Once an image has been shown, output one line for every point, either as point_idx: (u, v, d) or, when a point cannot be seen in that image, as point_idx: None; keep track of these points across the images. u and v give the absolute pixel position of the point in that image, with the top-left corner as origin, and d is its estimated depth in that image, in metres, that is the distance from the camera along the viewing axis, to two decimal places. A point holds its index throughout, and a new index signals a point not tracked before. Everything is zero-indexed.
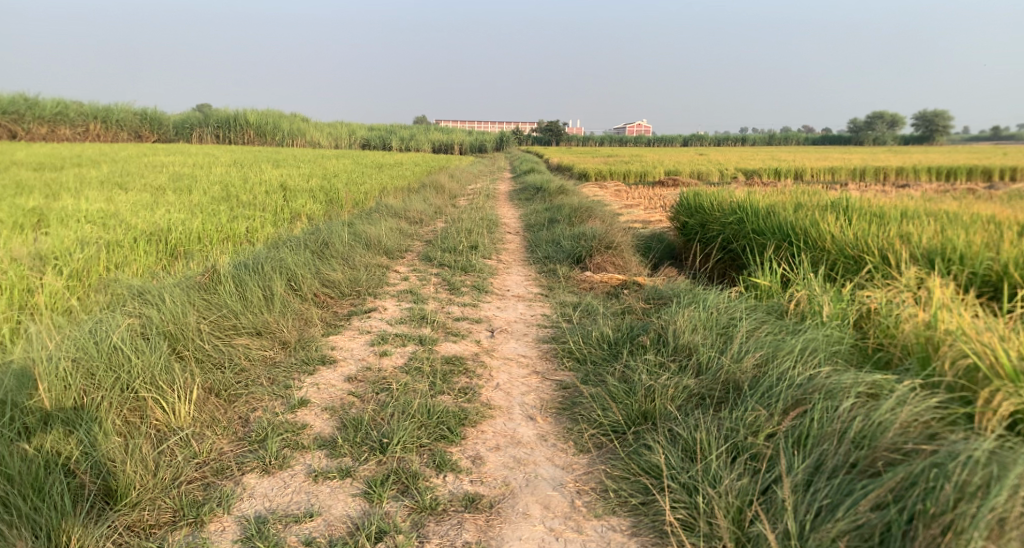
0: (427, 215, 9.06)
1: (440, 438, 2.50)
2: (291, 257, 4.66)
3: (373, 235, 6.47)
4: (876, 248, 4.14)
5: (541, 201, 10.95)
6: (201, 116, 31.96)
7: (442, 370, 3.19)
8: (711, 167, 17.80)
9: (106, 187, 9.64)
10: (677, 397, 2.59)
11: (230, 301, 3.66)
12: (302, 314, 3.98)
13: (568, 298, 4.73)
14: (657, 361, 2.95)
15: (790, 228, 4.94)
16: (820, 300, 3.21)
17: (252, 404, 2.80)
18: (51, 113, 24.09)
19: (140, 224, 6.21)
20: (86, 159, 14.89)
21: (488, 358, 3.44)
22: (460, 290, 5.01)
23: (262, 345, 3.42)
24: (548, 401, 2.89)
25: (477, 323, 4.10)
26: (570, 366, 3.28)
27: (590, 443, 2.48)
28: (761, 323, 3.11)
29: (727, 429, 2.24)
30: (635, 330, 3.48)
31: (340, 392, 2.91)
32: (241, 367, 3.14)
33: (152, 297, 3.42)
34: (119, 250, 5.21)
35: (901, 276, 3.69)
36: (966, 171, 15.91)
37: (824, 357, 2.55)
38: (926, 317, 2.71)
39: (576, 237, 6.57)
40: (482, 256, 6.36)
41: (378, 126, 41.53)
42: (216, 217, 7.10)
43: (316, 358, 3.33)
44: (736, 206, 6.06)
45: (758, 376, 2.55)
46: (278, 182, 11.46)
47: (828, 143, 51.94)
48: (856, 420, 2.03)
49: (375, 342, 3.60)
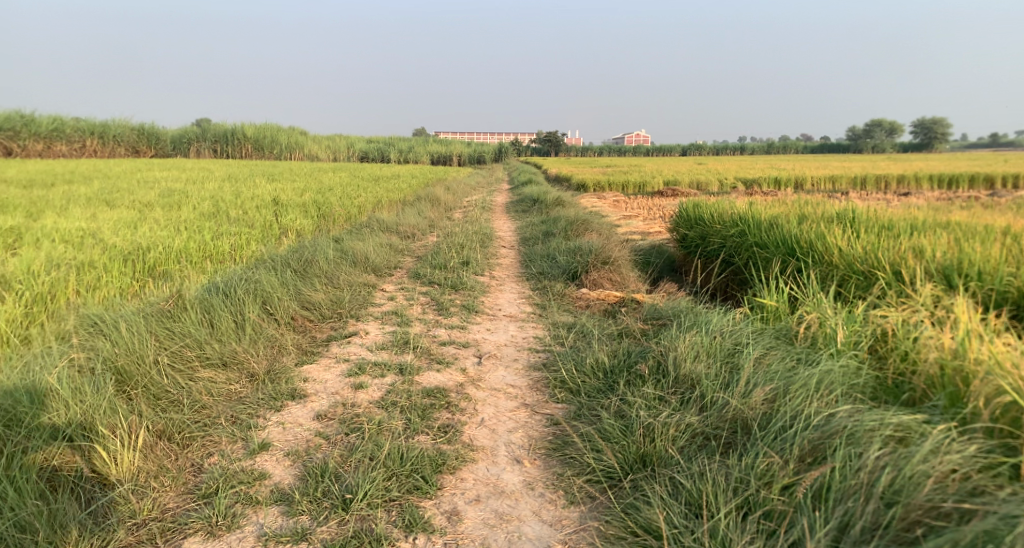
0: (420, 229, 8.81)
1: (413, 490, 2.22)
2: (268, 277, 4.38)
3: (360, 252, 6.21)
4: (888, 263, 3.88)
5: (538, 213, 10.72)
6: (199, 130, 31.86)
7: (422, 405, 2.91)
8: (711, 176, 17.58)
9: (93, 204, 9.42)
10: (678, 439, 2.31)
11: (195, 328, 3.39)
12: (275, 341, 3.71)
13: (562, 319, 4.46)
14: (655, 394, 2.67)
15: (794, 241, 4.69)
16: (833, 324, 2.95)
17: (208, 449, 2.54)
18: (48, 129, 24.03)
19: (117, 243, 5.96)
20: (78, 175, 14.67)
21: (474, 389, 3.16)
22: (448, 310, 4.73)
23: (227, 380, 3.14)
24: (537, 440, 2.61)
25: (464, 348, 3.83)
26: (561, 398, 3.00)
27: (581, 493, 2.21)
28: (771, 351, 2.84)
29: (736, 480, 1.95)
30: (632, 357, 3.21)
31: (306, 433, 2.65)
32: (201, 404, 2.87)
33: (108, 326, 3.19)
34: (91, 272, 4.96)
35: (916, 294, 3.43)
36: (968, 179, 15.70)
37: (842, 393, 2.27)
38: (952, 343, 2.45)
39: (572, 252, 6.32)
40: (474, 272, 6.09)
41: (377, 139, 41.50)
42: (200, 235, 6.85)
43: (285, 392, 3.06)
44: (737, 218, 5.81)
45: (769, 414, 2.27)
46: (269, 196, 11.22)
47: (827, 151, 51.88)
48: (886, 470, 1.75)
49: (351, 373, 3.32)
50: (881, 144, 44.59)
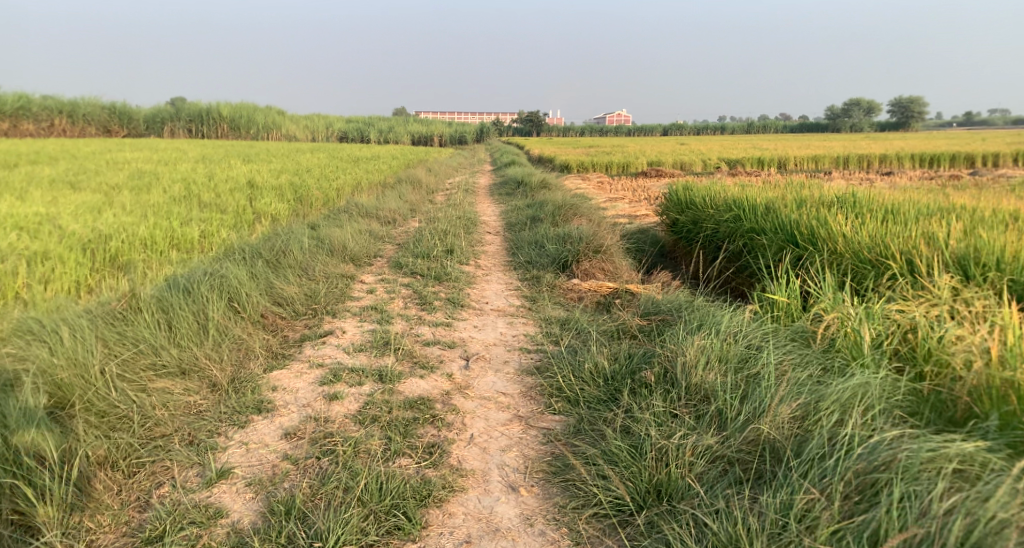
0: (401, 214, 8.43)
1: (393, 531, 1.95)
2: (235, 270, 4.00)
3: (338, 239, 5.84)
4: (899, 251, 3.63)
5: (522, 196, 10.38)
6: (172, 108, 30.77)
7: (404, 420, 2.61)
8: (694, 156, 17.28)
9: (55, 187, 8.89)
10: (696, 464, 2.05)
11: (150, 333, 3.02)
12: (241, 343, 3.35)
13: (554, 314, 4.16)
14: (665, 408, 2.40)
15: (794, 227, 4.42)
16: (857, 326, 2.67)
17: (156, 478, 2.21)
18: (13, 107, 23.11)
19: (74, 231, 5.53)
20: (45, 156, 13.99)
21: (462, 399, 2.86)
22: (432, 304, 4.40)
23: (185, 391, 2.79)
24: (535, 462, 2.33)
25: (449, 349, 3.52)
26: (559, 409, 2.71)
27: (587, 531, 1.96)
28: (790, 357, 2.58)
29: (772, 522, 1.72)
30: (635, 362, 2.92)
31: (272, 456, 2.33)
32: (154, 421, 2.53)
33: (45, 331, 2.82)
34: (42, 265, 4.54)
35: (934, 285, 3.19)
36: (950, 158, 15.67)
37: (880, 413, 2.04)
38: (998, 350, 2.22)
39: (560, 239, 6.01)
40: (458, 261, 5.76)
41: (358, 119, 40.65)
42: (167, 221, 6.41)
43: (251, 405, 2.73)
44: (732, 202, 5.55)
45: (801, 436, 2.02)
46: (244, 179, 10.72)
47: (807, 131, 51.85)
48: (958, 517, 1.53)
49: (325, 381, 2.98)
50: (860, 123, 44.57)
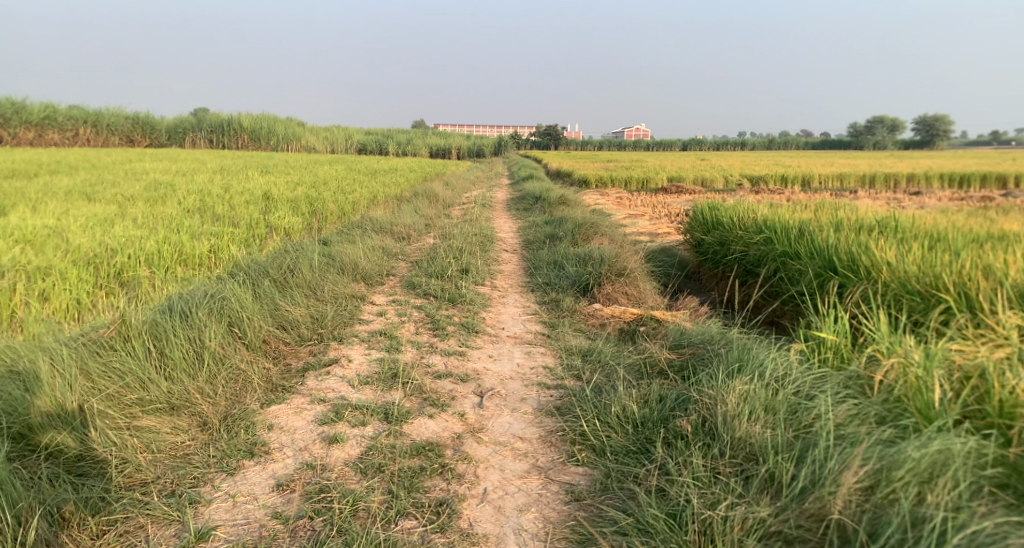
0: (417, 229, 8.22)
1: None
2: (237, 291, 3.76)
3: (350, 257, 5.61)
4: (952, 283, 3.28)
5: (540, 212, 10.13)
6: (194, 118, 31.04)
7: (410, 470, 2.33)
8: (715, 172, 16.91)
9: (71, 198, 8.81)
10: (746, 543, 1.77)
11: (138, 363, 2.78)
12: (239, 374, 3.09)
13: (575, 343, 3.87)
14: (707, 467, 2.11)
15: (833, 252, 4.09)
16: (920, 373, 2.35)
17: (127, 540, 1.98)
18: (38, 117, 23.50)
19: (79, 244, 5.36)
20: (65, 165, 14.07)
21: (475, 444, 2.57)
22: (445, 330, 4.13)
23: (172, 430, 2.53)
24: (557, 527, 2.05)
25: (463, 383, 3.23)
26: (582, 460, 2.43)
27: None
28: (848, 410, 2.27)
29: None
30: (668, 406, 2.61)
31: (260, 513, 2.08)
32: (132, 467, 2.28)
33: (21, 363, 2.59)
34: (41, 282, 4.34)
35: (998, 322, 2.85)
36: (981, 177, 15.13)
37: (966, 489, 1.73)
38: None
39: (580, 259, 5.72)
40: (473, 282, 5.50)
41: (376, 131, 40.85)
42: (177, 234, 6.23)
43: (243, 448, 2.47)
44: (762, 222, 5.22)
45: (871, 512, 1.73)
46: (260, 191, 10.61)
47: (828, 147, 51.17)
48: None
49: (325, 420, 2.72)
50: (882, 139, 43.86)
